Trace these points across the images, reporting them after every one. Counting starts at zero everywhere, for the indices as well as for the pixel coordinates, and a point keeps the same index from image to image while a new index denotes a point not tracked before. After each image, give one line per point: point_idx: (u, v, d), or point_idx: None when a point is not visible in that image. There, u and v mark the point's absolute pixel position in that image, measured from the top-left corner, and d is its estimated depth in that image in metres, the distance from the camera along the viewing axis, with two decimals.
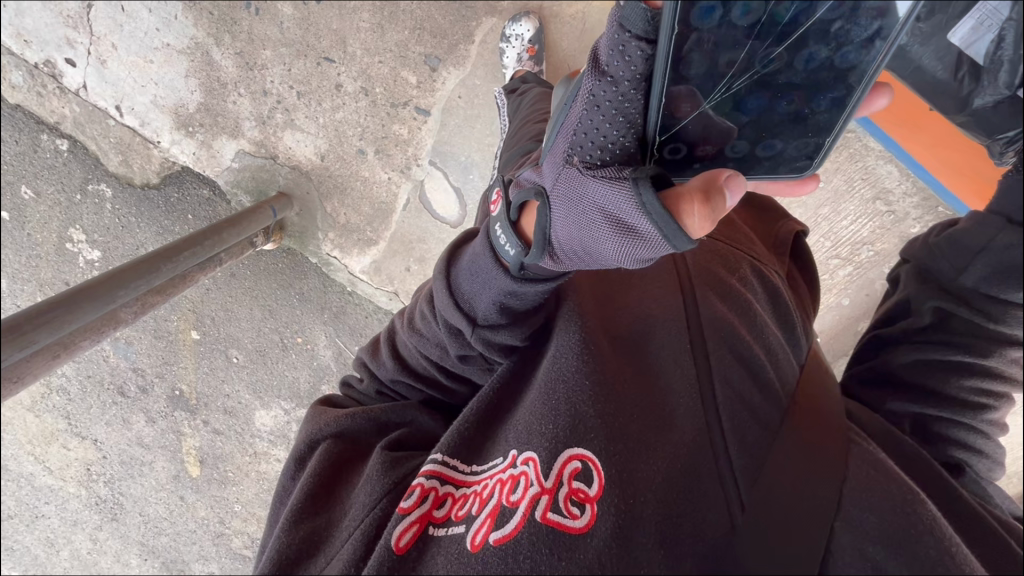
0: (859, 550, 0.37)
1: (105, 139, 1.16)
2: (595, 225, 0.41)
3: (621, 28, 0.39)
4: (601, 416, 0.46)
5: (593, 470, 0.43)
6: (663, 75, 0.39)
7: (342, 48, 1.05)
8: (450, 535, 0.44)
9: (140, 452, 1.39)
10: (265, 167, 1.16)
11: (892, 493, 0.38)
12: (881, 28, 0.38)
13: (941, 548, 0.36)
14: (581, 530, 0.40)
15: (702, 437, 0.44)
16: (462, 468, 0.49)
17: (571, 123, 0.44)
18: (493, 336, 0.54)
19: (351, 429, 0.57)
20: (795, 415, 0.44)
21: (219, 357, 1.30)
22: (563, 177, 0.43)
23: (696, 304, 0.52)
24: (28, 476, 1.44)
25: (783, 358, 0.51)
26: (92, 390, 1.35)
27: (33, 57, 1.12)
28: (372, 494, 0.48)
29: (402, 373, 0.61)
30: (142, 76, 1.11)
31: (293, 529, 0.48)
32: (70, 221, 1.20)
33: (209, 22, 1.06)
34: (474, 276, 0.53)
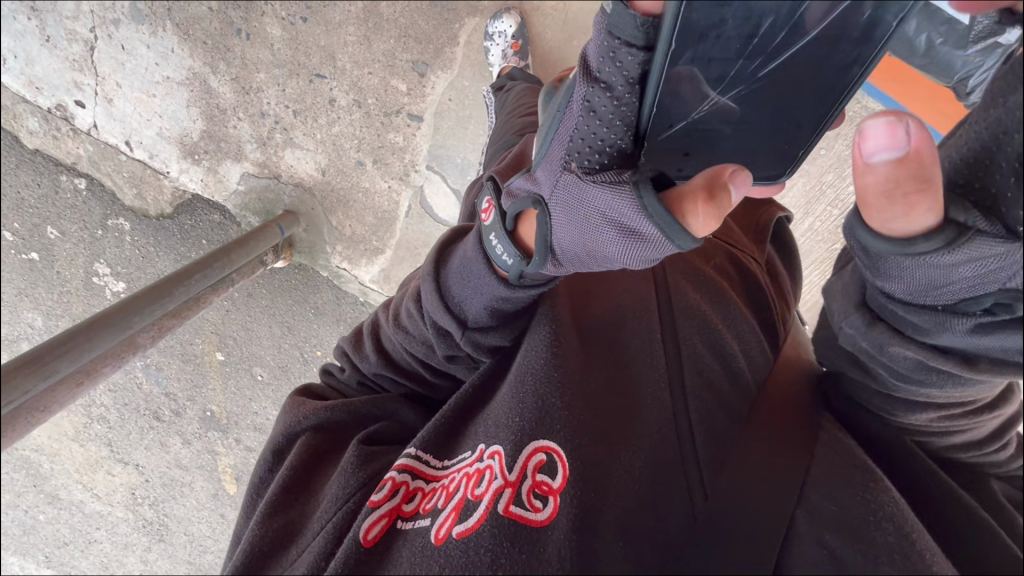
0: (817, 538, 0.37)
1: (119, 174, 1.21)
2: (599, 231, 0.39)
3: (609, 35, 0.36)
4: (568, 408, 0.47)
5: (557, 462, 0.45)
6: (656, 86, 0.38)
7: (333, 63, 1.07)
8: (416, 528, 0.45)
9: (179, 474, 1.43)
10: (270, 187, 1.19)
11: (854, 479, 0.39)
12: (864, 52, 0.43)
13: (902, 541, 0.36)
14: (542, 523, 0.42)
15: (668, 428, 0.46)
16: (433, 463, 0.51)
17: (565, 127, 0.40)
18: (481, 339, 0.55)
19: (331, 420, 0.60)
20: (765, 401, 0.44)
21: (244, 376, 1.33)
22: (561, 185, 0.40)
23: (670, 298, 0.55)
24: (78, 504, 1.50)
25: (756, 346, 0.53)
26: (129, 417, 1.39)
27: (46, 102, 1.18)
28: (345, 488, 0.50)
29: (385, 367, 0.63)
30: (147, 110, 1.15)
31: (267, 520, 0.50)
32: (94, 256, 1.25)
33: (205, 51, 1.09)
34: (464, 279, 0.53)
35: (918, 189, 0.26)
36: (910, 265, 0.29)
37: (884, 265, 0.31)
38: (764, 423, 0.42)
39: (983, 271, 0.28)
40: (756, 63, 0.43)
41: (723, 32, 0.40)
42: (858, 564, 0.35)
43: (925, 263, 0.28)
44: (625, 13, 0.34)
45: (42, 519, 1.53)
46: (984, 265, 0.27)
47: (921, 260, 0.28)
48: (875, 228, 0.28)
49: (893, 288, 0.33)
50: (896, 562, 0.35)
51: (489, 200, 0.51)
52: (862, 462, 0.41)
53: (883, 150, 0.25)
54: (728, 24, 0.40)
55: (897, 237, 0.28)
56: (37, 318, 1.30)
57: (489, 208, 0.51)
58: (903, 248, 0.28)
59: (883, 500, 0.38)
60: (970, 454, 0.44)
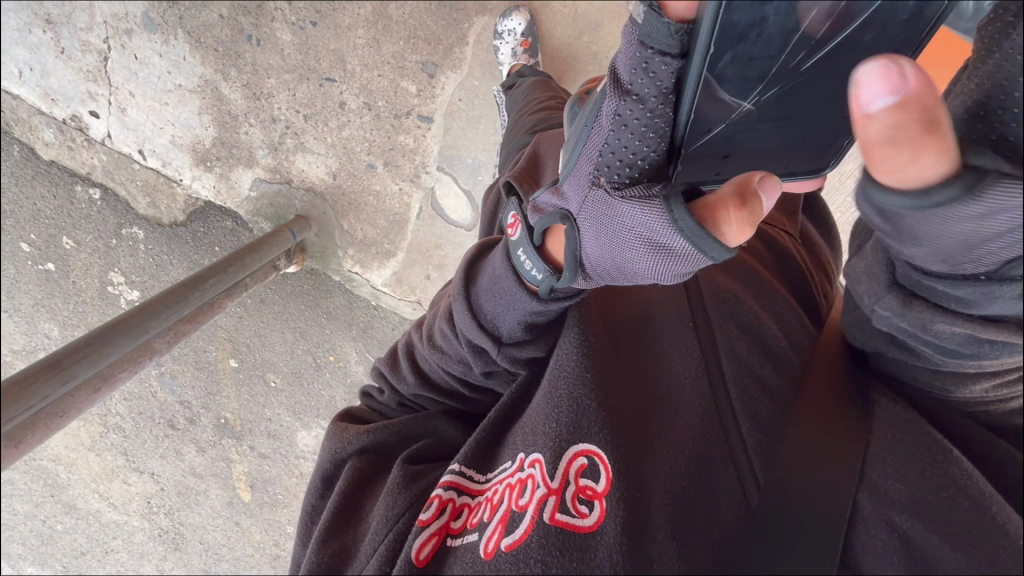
0: (886, 519, 0.36)
1: (132, 183, 1.22)
2: (630, 245, 0.39)
3: (642, 45, 0.34)
4: (604, 409, 0.47)
5: (599, 465, 0.44)
6: (694, 91, 0.36)
7: (342, 67, 1.07)
8: (465, 544, 0.45)
9: (194, 482, 1.43)
10: (281, 192, 1.19)
11: (921, 452, 0.37)
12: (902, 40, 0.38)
13: (980, 518, 0.34)
14: (591, 528, 0.41)
15: (709, 419, 0.44)
16: (476, 477, 0.50)
17: (596, 143, 0.39)
18: (518, 353, 0.55)
19: (376, 442, 0.59)
20: (807, 386, 0.43)
21: (258, 383, 1.33)
22: (591, 200, 0.40)
23: (700, 283, 0.53)
24: (95, 514, 1.50)
25: (796, 325, 0.51)
26: (145, 425, 1.40)
27: (61, 113, 1.19)
28: (393, 509, 0.50)
29: (423, 388, 0.61)
30: (160, 119, 1.16)
31: (322, 547, 0.51)
32: (109, 265, 1.26)
33: (216, 58, 1.10)
34: (495, 296, 0.52)
35: (930, 132, 0.22)
36: (946, 216, 0.25)
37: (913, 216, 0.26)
38: (810, 405, 0.41)
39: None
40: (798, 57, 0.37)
41: (763, 28, 0.35)
42: (933, 546, 0.34)
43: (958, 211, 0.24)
44: (658, 21, 0.32)
45: (59, 529, 1.53)
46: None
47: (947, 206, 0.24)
48: (894, 182, 0.24)
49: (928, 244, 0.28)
50: (977, 540, 0.33)
51: (514, 215, 0.50)
52: (923, 432, 0.38)
53: (881, 95, 0.22)
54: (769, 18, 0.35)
55: (909, 187, 0.23)
56: (54, 327, 1.31)
57: (514, 223, 0.50)
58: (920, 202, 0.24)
59: (954, 475, 0.36)
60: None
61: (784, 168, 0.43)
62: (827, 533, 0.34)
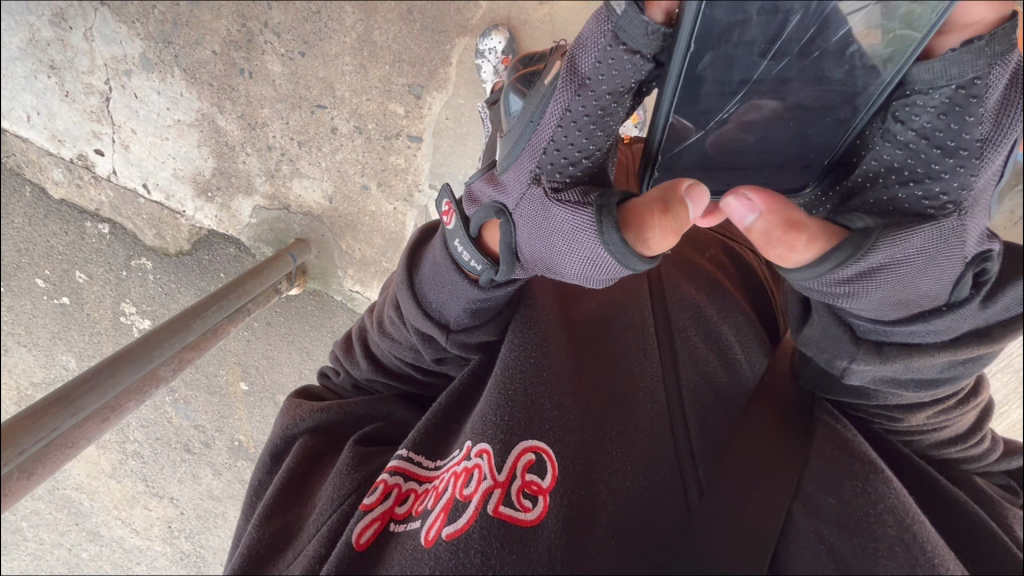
0: (815, 532, 0.38)
1: (139, 217, 1.26)
2: (560, 249, 0.43)
3: (614, 39, 0.37)
4: (558, 408, 0.47)
5: (547, 461, 0.44)
6: (672, 91, 0.41)
7: (331, 93, 1.10)
8: (408, 530, 0.45)
9: (212, 504, 1.46)
10: (280, 217, 1.22)
11: (852, 469, 0.40)
12: (892, 59, 0.38)
13: (902, 535, 0.37)
14: (532, 523, 0.41)
15: (661, 423, 0.46)
16: (425, 464, 0.52)
17: (541, 140, 0.42)
18: (467, 338, 0.56)
19: (326, 422, 0.61)
20: (757, 399, 0.46)
21: (268, 404, 1.36)
22: (528, 197, 0.43)
23: (663, 289, 0.55)
24: (118, 540, 1.53)
25: (751, 346, 0.54)
26: (162, 451, 1.43)
27: (68, 153, 1.24)
28: (340, 490, 0.51)
29: (376, 372, 0.63)
30: (161, 153, 1.21)
31: (263, 524, 0.51)
32: (120, 296, 1.29)
33: (211, 92, 1.14)
34: (439, 284, 0.53)
35: (790, 223, 0.32)
36: (864, 285, 0.35)
37: (840, 295, 0.36)
38: (754, 420, 0.43)
39: (940, 250, 0.34)
40: (781, 65, 0.42)
41: (746, 31, 0.40)
42: (861, 557, 0.36)
43: (862, 276, 0.34)
44: (637, 18, 0.35)
45: (86, 556, 1.57)
46: (924, 245, 0.34)
47: (850, 276, 0.34)
48: (803, 263, 0.33)
49: (880, 319, 0.38)
50: (897, 555, 0.36)
51: (448, 204, 0.51)
52: (860, 451, 0.42)
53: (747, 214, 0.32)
54: (752, 21, 0.39)
55: (809, 263, 0.33)
56: (71, 359, 1.35)
57: (449, 211, 0.51)
58: (821, 271, 0.33)
59: (882, 491, 0.39)
60: (956, 448, 0.48)
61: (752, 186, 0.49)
62: (761, 534, 0.36)
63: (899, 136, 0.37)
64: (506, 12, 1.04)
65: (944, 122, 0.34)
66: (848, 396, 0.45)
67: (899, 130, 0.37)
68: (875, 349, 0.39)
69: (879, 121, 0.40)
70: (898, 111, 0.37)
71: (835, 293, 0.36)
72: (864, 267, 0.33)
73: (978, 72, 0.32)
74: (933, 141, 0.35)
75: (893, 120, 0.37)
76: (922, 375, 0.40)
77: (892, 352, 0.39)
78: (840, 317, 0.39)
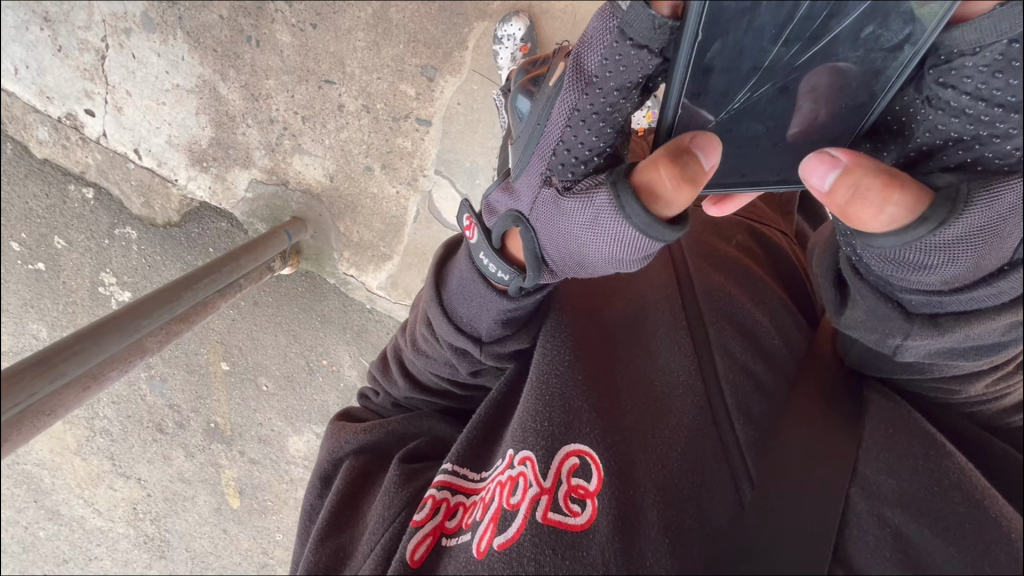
0: (878, 515, 0.39)
1: (127, 183, 1.21)
2: (583, 242, 0.41)
3: (621, 35, 0.35)
4: (596, 410, 0.50)
5: (591, 464, 0.46)
6: (681, 83, 0.37)
7: (342, 69, 1.08)
8: (460, 544, 0.47)
9: (181, 487, 1.41)
10: (277, 194, 1.19)
11: (915, 451, 0.41)
12: (910, 34, 0.36)
13: (974, 512, 0.37)
14: (582, 527, 0.43)
15: (702, 418, 0.47)
16: (471, 476, 0.53)
17: (550, 142, 0.41)
18: (501, 349, 0.57)
19: (372, 442, 0.63)
20: (800, 389, 0.47)
21: (249, 386, 1.31)
22: (542, 199, 0.42)
23: (693, 284, 0.57)
24: (79, 519, 1.47)
25: (789, 327, 0.55)
26: (133, 429, 1.37)
27: (56, 111, 1.18)
28: (390, 509, 0.52)
29: (415, 390, 0.64)
30: (156, 118, 1.16)
31: (320, 547, 0.54)
32: (100, 266, 1.24)
33: (214, 58, 1.10)
34: (468, 299, 0.53)
35: (884, 179, 0.31)
36: (947, 252, 0.33)
37: (920, 263, 0.34)
38: (796, 416, 0.45)
39: (1018, 209, 0.31)
40: (794, 51, 0.38)
41: (756, 17, 0.36)
42: (930, 544, 0.37)
43: (946, 244, 0.32)
44: (644, 13, 0.33)
45: (42, 536, 1.50)
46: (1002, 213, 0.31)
47: (934, 242, 0.32)
48: (885, 231, 0.32)
49: (935, 292, 0.36)
50: (969, 530, 0.36)
51: (469, 218, 0.50)
52: (918, 429, 0.42)
53: (826, 172, 0.33)
54: (761, 7, 0.35)
55: (893, 232, 0.32)
56: (42, 329, 1.29)
57: (471, 226, 0.50)
58: (910, 238, 0.32)
59: (948, 469, 0.40)
60: (1020, 416, 0.49)
61: (776, 174, 0.44)
62: (815, 543, 0.37)
63: (952, 102, 0.35)
64: (527, 1, 1.04)
65: (1001, 81, 0.32)
66: (897, 372, 0.46)
67: (950, 95, 0.35)
68: (929, 321, 0.38)
69: (918, 91, 0.38)
70: (942, 77, 0.35)
71: (917, 262, 0.34)
72: (949, 233, 0.32)
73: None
74: (989, 101, 0.33)
75: (939, 87, 0.35)
76: (980, 343, 0.38)
77: (949, 322, 0.37)
78: (889, 294, 0.38)
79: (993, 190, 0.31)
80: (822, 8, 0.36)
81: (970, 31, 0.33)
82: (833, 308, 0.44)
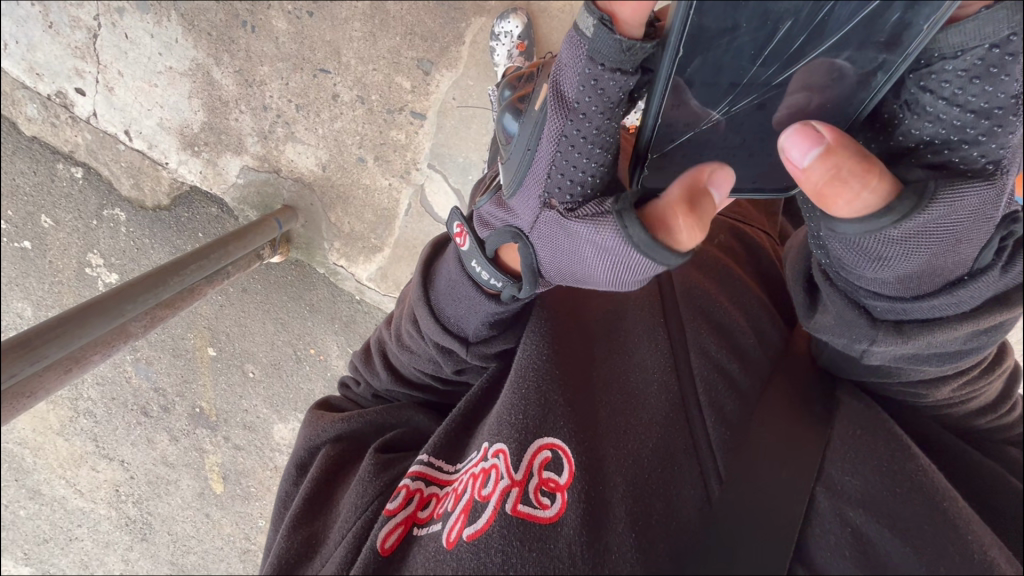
0: (841, 514, 0.41)
1: (116, 164, 1.20)
2: (585, 258, 0.41)
3: (592, 61, 0.35)
4: (569, 405, 0.50)
5: (563, 458, 0.47)
6: (663, 93, 0.37)
7: (337, 58, 1.07)
8: (429, 534, 0.48)
9: (165, 471, 1.40)
10: (269, 181, 1.18)
11: (882, 450, 0.43)
12: (886, 62, 0.36)
13: (931, 514, 0.39)
14: (551, 520, 0.44)
15: (675, 415, 0.48)
16: (445, 468, 0.53)
17: (541, 165, 0.40)
18: (486, 349, 0.58)
19: (349, 431, 0.63)
20: (775, 384, 0.48)
21: (236, 373, 1.31)
22: (544, 220, 0.42)
23: (673, 282, 0.58)
24: (61, 500, 1.46)
25: (767, 323, 0.56)
26: (117, 411, 1.37)
27: (45, 89, 1.16)
28: (363, 498, 0.53)
29: (397, 383, 0.65)
30: (148, 100, 1.15)
31: (292, 534, 0.54)
32: (88, 247, 1.23)
33: (209, 43, 1.09)
34: (456, 300, 0.54)
35: (863, 163, 0.30)
36: (906, 245, 0.32)
37: (878, 255, 0.33)
38: (768, 411, 0.45)
39: (985, 209, 0.32)
40: (773, 70, 0.38)
41: (736, 39, 0.36)
42: (887, 543, 0.39)
43: (910, 236, 0.31)
44: (610, 38, 0.33)
45: (22, 514, 1.49)
46: (968, 212, 0.31)
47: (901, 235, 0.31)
48: (847, 218, 0.31)
49: (902, 296, 0.36)
50: (927, 532, 0.39)
51: (460, 225, 0.51)
52: (886, 431, 0.44)
53: (805, 152, 0.31)
54: (741, 30, 0.36)
55: (859, 217, 0.31)
56: (27, 308, 1.28)
57: (461, 233, 0.51)
58: (872, 228, 0.31)
59: (913, 472, 0.41)
60: (988, 420, 0.50)
61: (750, 182, 0.44)
62: (772, 536, 0.39)
63: (930, 107, 0.34)
64: None
65: (978, 85, 0.32)
66: (866, 375, 0.47)
67: (928, 99, 0.34)
68: (894, 328, 0.38)
69: (897, 97, 0.37)
70: (923, 81, 0.34)
71: (882, 254, 0.33)
72: (918, 223, 0.31)
73: (1015, 29, 0.29)
74: (965, 106, 0.32)
75: (919, 91, 0.35)
76: (945, 349, 0.39)
77: (914, 330, 0.37)
78: (857, 300, 0.38)
79: (971, 189, 0.31)
80: (798, 38, 0.37)
81: (954, 34, 0.32)
82: (802, 312, 0.44)
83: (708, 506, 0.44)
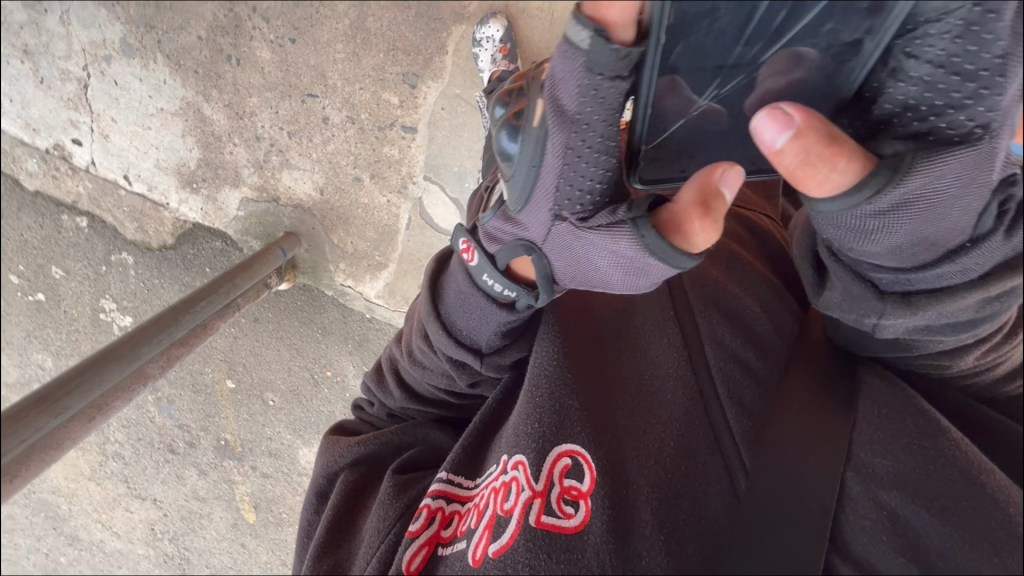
0: (874, 498, 0.40)
1: (119, 209, 1.21)
2: (602, 269, 0.43)
3: (590, 70, 0.34)
4: (585, 408, 0.50)
5: (583, 465, 0.47)
6: (650, 82, 0.37)
7: (323, 82, 1.08)
8: (454, 552, 0.48)
9: (197, 505, 1.42)
10: (269, 210, 1.19)
11: (912, 427, 0.42)
12: (871, 27, 0.35)
13: (969, 488, 0.38)
14: (576, 528, 0.44)
15: (693, 408, 0.48)
16: (465, 484, 0.54)
17: (550, 180, 0.40)
18: (501, 359, 0.58)
19: (366, 454, 0.63)
20: (794, 366, 0.47)
21: (257, 402, 1.32)
22: (558, 232, 0.42)
23: (682, 275, 0.57)
24: (99, 543, 1.48)
25: (778, 304, 0.55)
26: (145, 451, 1.38)
27: (43, 143, 1.19)
28: (386, 520, 0.53)
29: (410, 402, 0.65)
30: (142, 143, 1.16)
31: (319, 563, 0.55)
32: (100, 293, 1.25)
33: (196, 80, 1.10)
34: (468, 313, 0.54)
35: (831, 144, 0.29)
36: (885, 221, 0.32)
37: (858, 233, 0.33)
38: (788, 394, 0.44)
39: (965, 181, 0.31)
40: (757, 49, 0.39)
41: (715, 17, 0.37)
42: (926, 522, 0.38)
43: (886, 212, 0.31)
44: (609, 45, 0.33)
45: (64, 561, 1.51)
46: (948, 180, 0.31)
47: (874, 214, 0.31)
48: (823, 194, 0.31)
49: (900, 268, 0.35)
50: (966, 508, 0.37)
51: (466, 241, 0.50)
52: (914, 406, 0.43)
53: (780, 134, 0.29)
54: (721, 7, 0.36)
55: (835, 196, 0.30)
56: (47, 358, 1.31)
57: (467, 248, 0.51)
58: (846, 204, 0.31)
59: (946, 448, 0.40)
60: (1013, 388, 0.49)
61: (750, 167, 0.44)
62: (807, 526, 0.38)
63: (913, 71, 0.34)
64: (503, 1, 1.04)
65: (959, 46, 0.32)
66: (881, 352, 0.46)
67: (911, 65, 0.34)
68: (902, 301, 0.37)
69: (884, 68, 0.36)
70: (908, 46, 0.34)
71: (862, 227, 0.32)
72: (890, 201, 0.31)
73: None
74: (948, 67, 0.32)
75: (904, 58, 0.34)
76: (954, 318, 0.38)
77: (920, 301, 0.36)
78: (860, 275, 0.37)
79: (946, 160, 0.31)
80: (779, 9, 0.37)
81: None
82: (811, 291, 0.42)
83: (736, 501, 0.43)
